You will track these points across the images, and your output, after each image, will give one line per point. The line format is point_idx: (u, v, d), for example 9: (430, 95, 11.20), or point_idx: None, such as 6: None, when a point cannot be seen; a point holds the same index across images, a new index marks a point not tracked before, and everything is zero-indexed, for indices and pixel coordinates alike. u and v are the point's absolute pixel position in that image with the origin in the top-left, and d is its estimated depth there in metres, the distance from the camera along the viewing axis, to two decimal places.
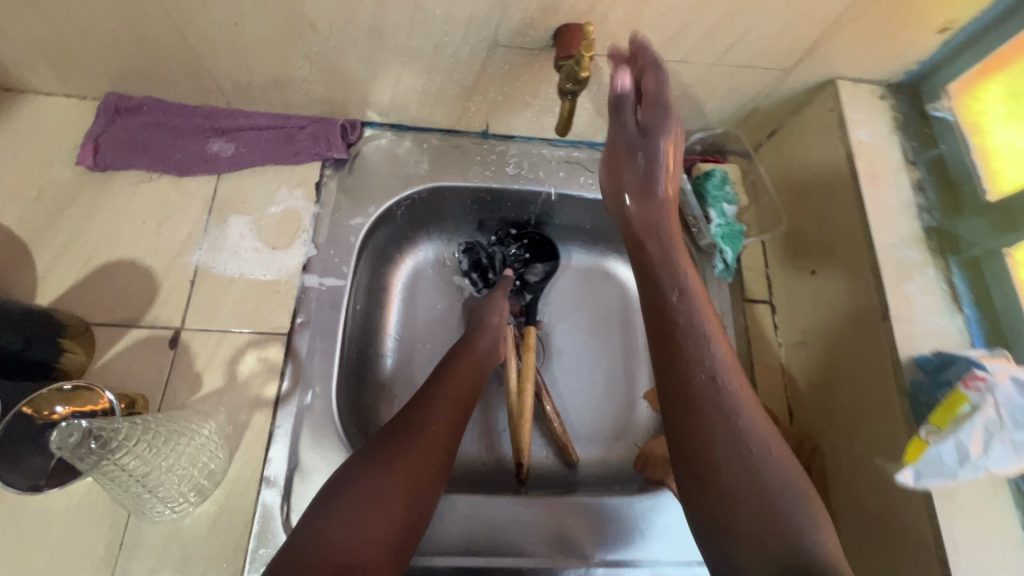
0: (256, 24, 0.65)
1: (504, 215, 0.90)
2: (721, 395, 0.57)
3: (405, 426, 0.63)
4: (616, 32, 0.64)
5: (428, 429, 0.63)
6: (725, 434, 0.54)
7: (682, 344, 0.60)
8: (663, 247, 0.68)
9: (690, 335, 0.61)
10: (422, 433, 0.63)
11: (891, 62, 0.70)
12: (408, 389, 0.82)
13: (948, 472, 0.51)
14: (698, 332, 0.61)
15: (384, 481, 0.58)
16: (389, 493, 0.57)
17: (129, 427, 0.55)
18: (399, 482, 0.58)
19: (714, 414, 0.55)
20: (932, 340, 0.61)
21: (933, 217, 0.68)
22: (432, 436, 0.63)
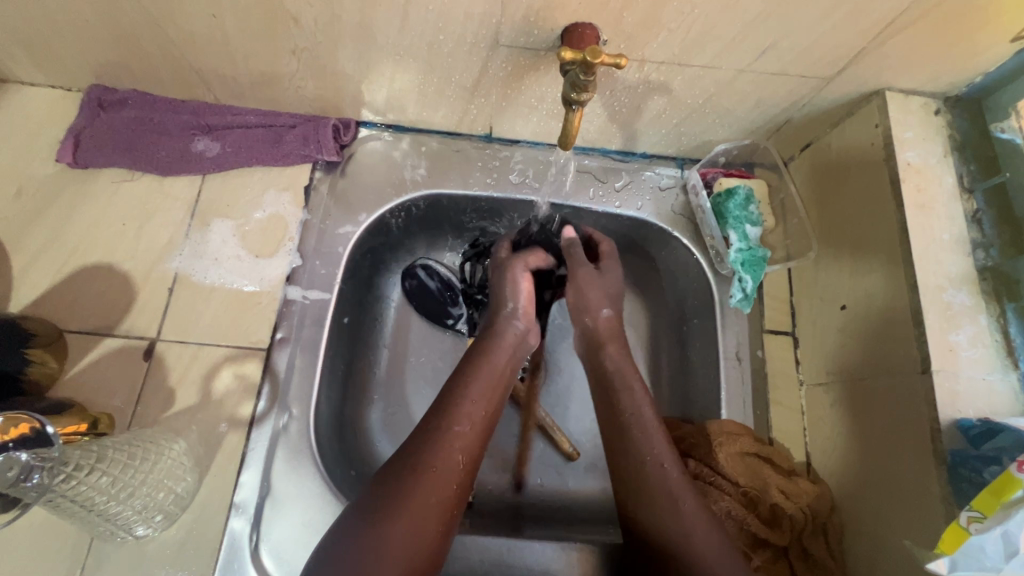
0: (235, 17, 0.59)
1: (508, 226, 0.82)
2: (672, 495, 0.55)
3: (413, 461, 0.51)
4: (632, 33, 0.57)
5: (440, 466, 0.51)
6: (686, 561, 0.51)
7: (633, 440, 0.59)
8: (623, 376, 0.63)
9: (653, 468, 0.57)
10: (437, 470, 0.51)
11: (951, 73, 0.61)
12: (406, 417, 0.77)
13: (993, 568, 0.43)
14: (654, 445, 0.58)
15: (389, 543, 0.47)
16: (395, 561, 0.46)
17: (82, 456, 0.52)
18: (406, 542, 0.47)
19: (670, 505, 0.54)
20: (977, 402, 0.53)
21: (988, 256, 0.59)
22: (445, 471, 0.51)
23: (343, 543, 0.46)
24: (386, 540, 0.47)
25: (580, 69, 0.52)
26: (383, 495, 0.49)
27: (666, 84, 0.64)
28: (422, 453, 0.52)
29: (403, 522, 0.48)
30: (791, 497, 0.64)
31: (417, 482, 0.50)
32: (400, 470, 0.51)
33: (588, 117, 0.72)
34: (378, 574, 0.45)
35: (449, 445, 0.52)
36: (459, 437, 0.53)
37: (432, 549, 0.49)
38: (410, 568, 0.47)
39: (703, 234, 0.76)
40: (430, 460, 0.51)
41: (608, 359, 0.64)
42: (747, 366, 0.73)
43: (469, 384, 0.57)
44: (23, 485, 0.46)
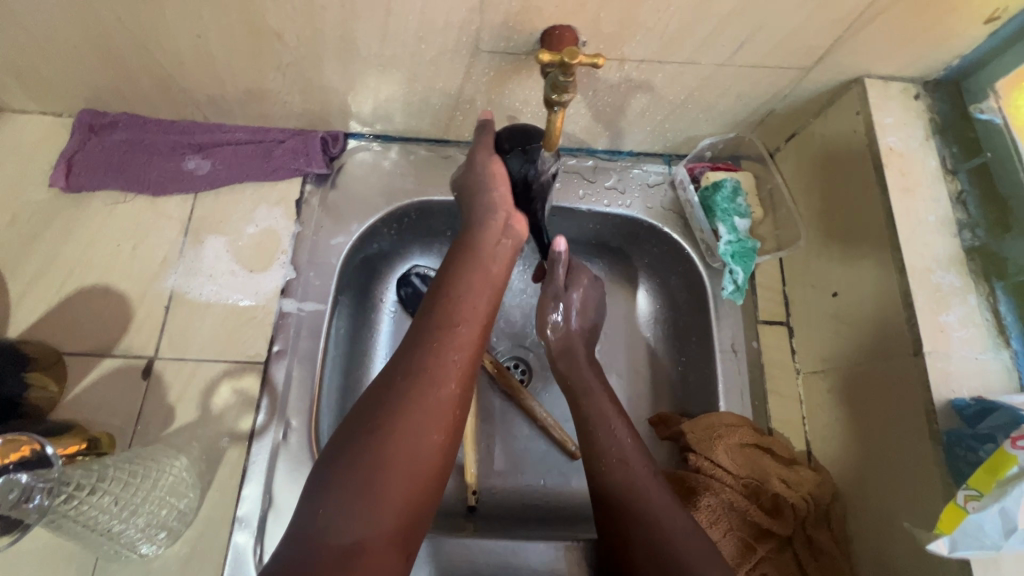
0: (220, 37, 0.60)
1: None
2: (645, 506, 0.58)
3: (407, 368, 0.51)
4: (611, 32, 0.57)
5: (442, 367, 0.51)
6: (647, 546, 0.56)
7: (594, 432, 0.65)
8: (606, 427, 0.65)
9: (624, 484, 0.60)
10: (436, 377, 0.51)
11: (929, 57, 0.62)
12: None
13: (991, 545, 0.44)
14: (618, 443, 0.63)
15: (386, 480, 0.46)
16: (395, 467, 0.46)
17: (83, 476, 0.52)
18: (409, 449, 0.47)
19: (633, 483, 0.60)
20: (971, 381, 0.54)
21: (975, 235, 0.60)
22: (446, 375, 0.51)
23: (340, 459, 0.46)
24: (385, 447, 0.46)
25: (559, 71, 0.53)
26: (382, 402, 0.49)
27: (648, 81, 0.65)
28: (421, 357, 0.51)
29: (401, 427, 0.48)
30: (792, 486, 0.63)
31: (417, 383, 0.50)
32: (401, 377, 0.50)
33: (573, 117, 0.72)
34: (379, 479, 0.45)
35: (448, 350, 0.53)
36: (460, 341, 0.54)
37: (435, 461, 0.49)
38: (414, 474, 0.47)
39: (693, 228, 0.76)
40: (424, 364, 0.51)
41: (570, 362, 0.71)
42: (743, 358, 0.73)
43: (465, 314, 0.56)
44: (25, 506, 0.46)
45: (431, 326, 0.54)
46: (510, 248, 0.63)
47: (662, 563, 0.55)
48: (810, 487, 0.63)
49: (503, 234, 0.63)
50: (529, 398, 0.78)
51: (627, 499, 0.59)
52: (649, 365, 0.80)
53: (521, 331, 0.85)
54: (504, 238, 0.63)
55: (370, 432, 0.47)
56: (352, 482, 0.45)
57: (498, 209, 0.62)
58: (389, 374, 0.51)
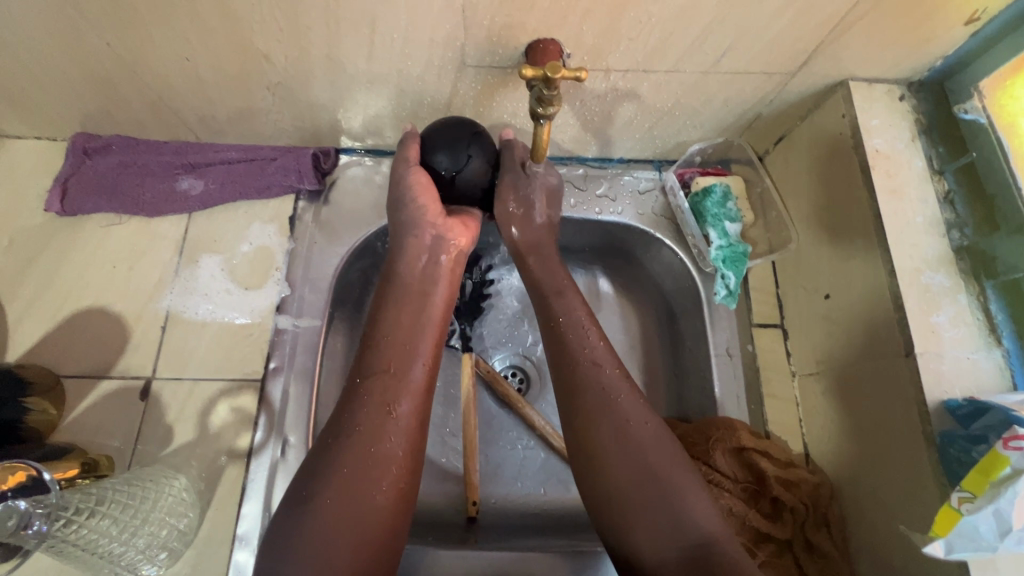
0: (209, 60, 0.60)
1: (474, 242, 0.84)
2: (620, 420, 0.57)
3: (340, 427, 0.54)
4: (594, 44, 0.58)
5: (376, 423, 0.54)
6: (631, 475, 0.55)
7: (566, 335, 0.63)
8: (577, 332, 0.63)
9: (591, 389, 0.59)
10: (372, 435, 0.54)
11: (911, 59, 0.62)
12: None
13: (987, 547, 0.44)
14: (589, 355, 0.61)
15: (332, 530, 0.49)
16: (336, 525, 0.50)
17: (82, 500, 0.53)
18: (349, 507, 0.50)
19: (601, 394, 0.59)
20: (964, 381, 0.54)
21: (963, 235, 0.60)
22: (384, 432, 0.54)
23: (289, 521, 0.50)
24: (323, 511, 0.50)
25: (543, 85, 0.53)
26: (320, 466, 0.52)
27: (633, 90, 0.65)
28: (357, 417, 0.54)
29: (338, 488, 0.51)
30: (790, 489, 0.63)
31: (352, 444, 0.53)
32: (335, 441, 0.53)
33: (561, 127, 0.73)
34: (327, 537, 0.49)
35: (386, 407, 0.55)
36: (400, 392, 0.56)
37: (384, 512, 0.52)
38: (360, 529, 0.50)
39: (685, 233, 0.77)
40: (354, 422, 0.54)
41: (538, 265, 0.68)
42: (738, 362, 0.73)
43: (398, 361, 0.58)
44: (24, 533, 0.47)
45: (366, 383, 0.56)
46: (446, 270, 0.64)
47: (648, 496, 0.54)
48: (809, 491, 0.63)
49: (425, 267, 0.63)
50: (529, 410, 0.78)
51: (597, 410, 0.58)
52: (646, 371, 0.80)
53: (518, 339, 0.85)
54: (427, 258, 0.63)
55: (309, 496, 0.51)
56: (301, 543, 0.48)
57: (423, 227, 0.62)
58: (332, 432, 0.54)
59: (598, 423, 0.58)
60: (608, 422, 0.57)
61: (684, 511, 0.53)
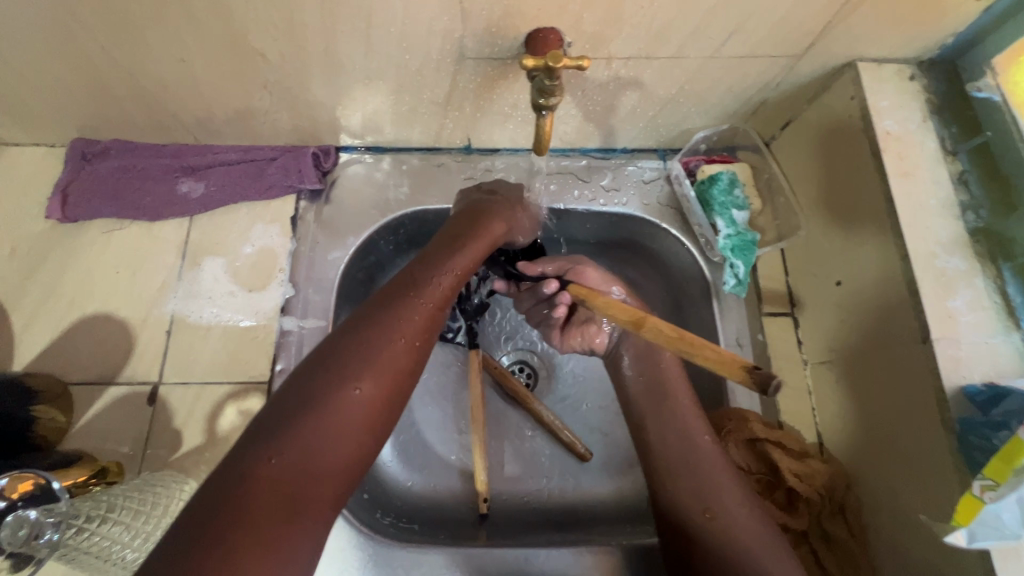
0: (204, 60, 0.60)
1: None
2: (696, 455, 0.59)
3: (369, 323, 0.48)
4: (596, 32, 0.57)
5: (410, 328, 0.49)
6: (694, 504, 0.56)
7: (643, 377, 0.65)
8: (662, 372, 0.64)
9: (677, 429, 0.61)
10: (394, 333, 0.48)
11: (921, 37, 0.61)
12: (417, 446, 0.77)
13: (1010, 534, 0.44)
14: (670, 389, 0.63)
15: (338, 407, 0.43)
16: (356, 413, 0.44)
17: (92, 508, 0.53)
18: (372, 407, 0.45)
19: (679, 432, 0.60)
20: (982, 366, 0.53)
21: (978, 217, 0.59)
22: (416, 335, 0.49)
23: (298, 403, 0.43)
24: (356, 398, 0.44)
25: (544, 75, 0.52)
26: (358, 354, 0.46)
27: (636, 78, 0.64)
28: (391, 316, 0.49)
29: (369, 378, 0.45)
30: (805, 479, 0.63)
31: (379, 339, 0.48)
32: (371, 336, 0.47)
33: (563, 118, 0.71)
34: (339, 425, 0.43)
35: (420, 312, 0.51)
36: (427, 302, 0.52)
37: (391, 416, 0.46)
38: (369, 427, 0.44)
39: (692, 223, 0.75)
40: (386, 321, 0.49)
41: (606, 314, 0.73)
42: (749, 352, 0.72)
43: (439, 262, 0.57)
44: (35, 542, 0.47)
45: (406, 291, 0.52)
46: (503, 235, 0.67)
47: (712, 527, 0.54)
48: (823, 480, 0.62)
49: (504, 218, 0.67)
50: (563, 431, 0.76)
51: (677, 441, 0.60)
52: None
53: (524, 335, 0.85)
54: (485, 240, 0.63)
55: (339, 377, 0.44)
56: (309, 424, 0.42)
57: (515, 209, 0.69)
58: (352, 329, 0.48)
59: (672, 457, 0.59)
60: (681, 452, 0.59)
61: (727, 512, 0.55)
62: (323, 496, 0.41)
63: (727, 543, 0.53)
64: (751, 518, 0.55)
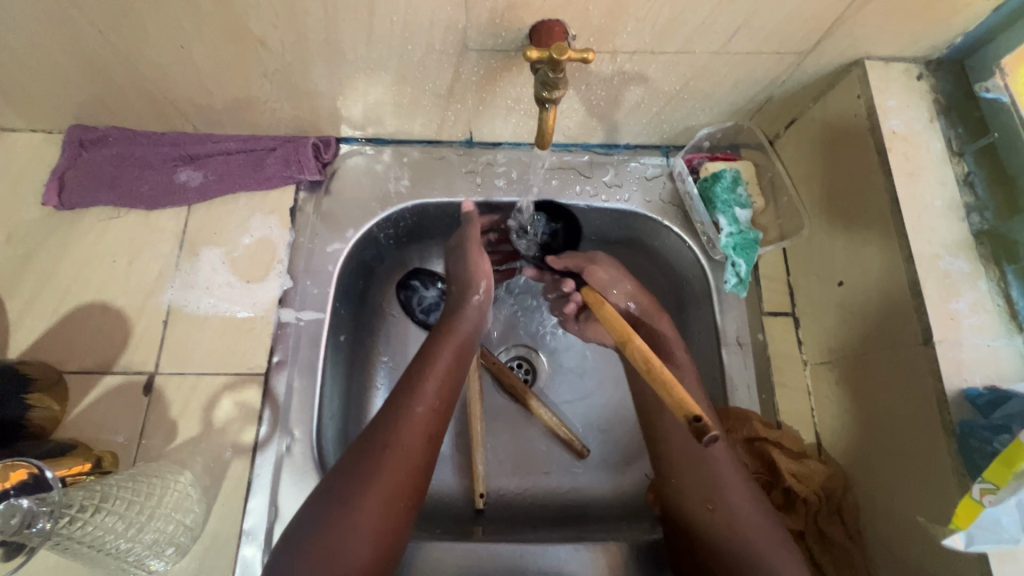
0: (203, 47, 0.59)
1: None
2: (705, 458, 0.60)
3: (379, 442, 0.55)
4: (601, 25, 0.56)
5: (404, 441, 0.55)
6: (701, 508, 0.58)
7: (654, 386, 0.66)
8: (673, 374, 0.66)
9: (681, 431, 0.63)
10: (396, 449, 0.55)
11: (930, 35, 0.60)
12: None
13: (1010, 538, 0.44)
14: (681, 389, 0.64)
15: (353, 525, 0.50)
16: (355, 535, 0.50)
17: (85, 497, 0.53)
18: (371, 525, 0.51)
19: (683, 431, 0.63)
20: (983, 368, 0.52)
21: (983, 219, 0.58)
22: (408, 448, 0.55)
23: (321, 524, 0.50)
24: (353, 521, 0.51)
25: (548, 68, 0.51)
26: (358, 476, 0.52)
27: (641, 73, 0.63)
28: (385, 434, 0.55)
29: (363, 501, 0.51)
30: (802, 479, 0.63)
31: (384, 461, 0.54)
32: (367, 458, 0.54)
33: (566, 112, 0.70)
34: (343, 545, 0.50)
35: (410, 425, 0.56)
36: (415, 421, 0.57)
37: (393, 525, 0.53)
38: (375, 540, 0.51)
39: (693, 220, 0.75)
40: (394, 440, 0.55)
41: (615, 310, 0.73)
42: (749, 351, 0.71)
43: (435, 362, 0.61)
44: (28, 531, 0.46)
45: (394, 406, 0.57)
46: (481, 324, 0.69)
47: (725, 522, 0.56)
48: (820, 481, 0.63)
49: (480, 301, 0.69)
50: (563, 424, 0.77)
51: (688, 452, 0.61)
52: None
53: (523, 331, 0.84)
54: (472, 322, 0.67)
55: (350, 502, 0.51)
56: (318, 546, 0.49)
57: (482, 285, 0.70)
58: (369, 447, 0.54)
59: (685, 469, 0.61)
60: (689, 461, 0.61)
61: (729, 501, 0.57)
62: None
63: (738, 536, 0.56)
64: (752, 510, 0.57)
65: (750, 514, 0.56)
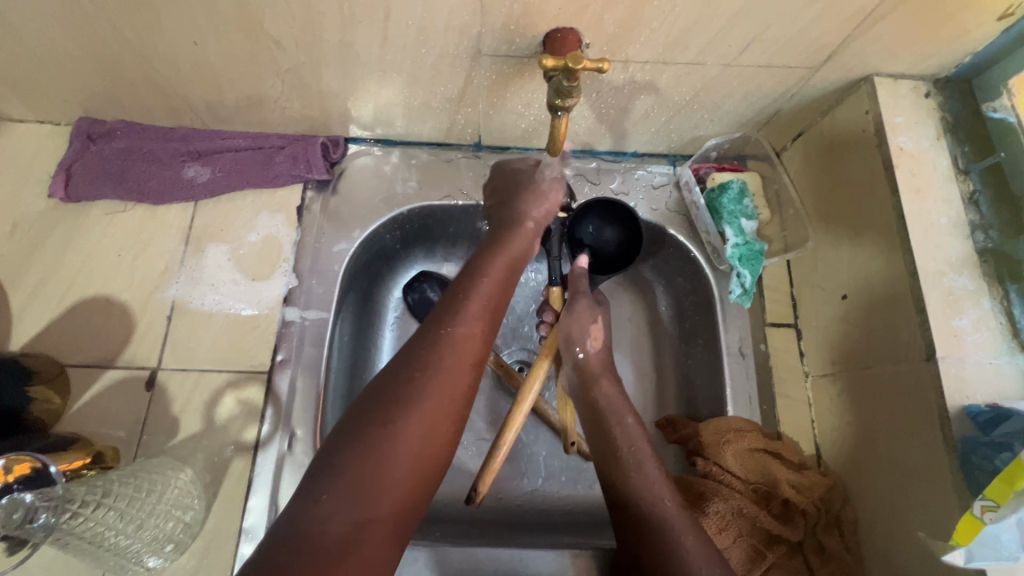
0: (218, 45, 0.59)
1: (481, 234, 0.82)
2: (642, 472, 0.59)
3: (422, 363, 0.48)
4: (615, 35, 0.56)
5: (449, 364, 0.49)
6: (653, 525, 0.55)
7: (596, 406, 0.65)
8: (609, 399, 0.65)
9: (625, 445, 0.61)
10: (444, 368, 0.48)
11: (939, 54, 0.60)
12: None
13: (1008, 556, 0.44)
14: (617, 413, 0.64)
15: (394, 438, 0.44)
16: (401, 456, 0.44)
17: (87, 492, 0.52)
18: (415, 448, 0.45)
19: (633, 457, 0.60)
20: (985, 387, 0.53)
21: (988, 237, 0.59)
22: (459, 365, 0.49)
23: (356, 444, 0.44)
24: (399, 440, 0.44)
25: (562, 76, 0.51)
26: (402, 391, 0.46)
27: (652, 82, 0.64)
28: (440, 349, 0.49)
29: (410, 421, 0.45)
30: (802, 491, 0.63)
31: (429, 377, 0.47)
32: (417, 370, 0.47)
33: (575, 118, 0.71)
34: (387, 470, 0.43)
35: (460, 349, 0.50)
36: (462, 339, 0.50)
37: (440, 445, 0.46)
38: (413, 471, 0.44)
39: (699, 230, 0.75)
40: (438, 358, 0.49)
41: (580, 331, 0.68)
42: (751, 361, 0.72)
43: (481, 287, 0.55)
44: (29, 526, 0.46)
45: (445, 320, 0.52)
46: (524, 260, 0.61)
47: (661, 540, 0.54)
48: (820, 493, 0.63)
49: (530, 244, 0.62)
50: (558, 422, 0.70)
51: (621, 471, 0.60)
52: (656, 367, 0.79)
53: (525, 333, 0.84)
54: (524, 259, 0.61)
55: (388, 420, 0.45)
56: (363, 468, 0.42)
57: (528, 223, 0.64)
58: (407, 365, 0.48)
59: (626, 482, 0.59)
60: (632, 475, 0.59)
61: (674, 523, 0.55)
62: (373, 544, 0.41)
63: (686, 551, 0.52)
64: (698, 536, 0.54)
65: (695, 546, 0.52)
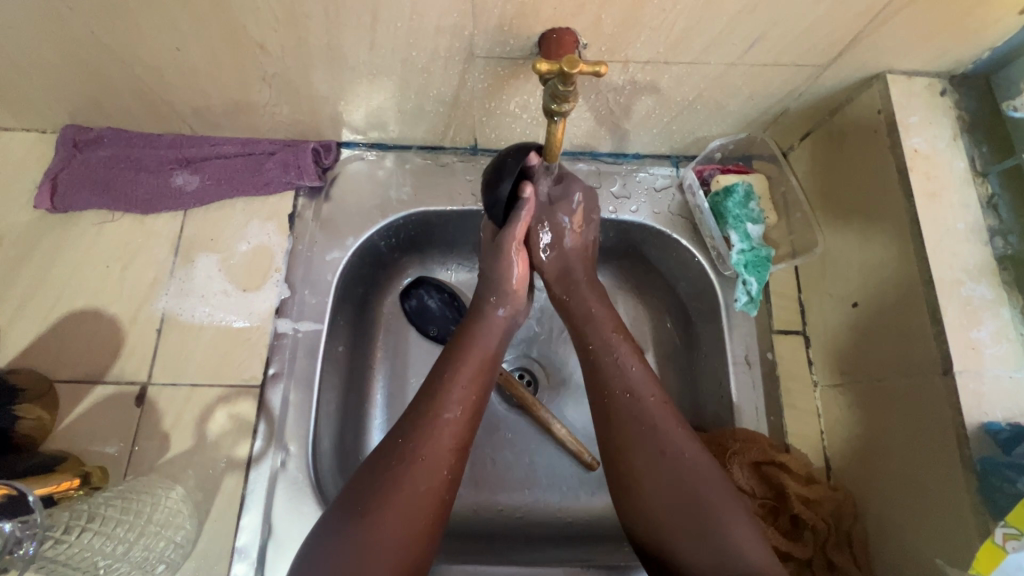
0: (202, 50, 0.57)
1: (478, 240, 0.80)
2: (659, 442, 0.55)
3: (399, 451, 0.53)
4: (614, 34, 0.54)
5: (426, 451, 0.53)
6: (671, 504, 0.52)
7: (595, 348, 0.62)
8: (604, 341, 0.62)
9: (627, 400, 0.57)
10: (420, 451, 0.53)
11: (956, 50, 0.57)
12: None
13: None
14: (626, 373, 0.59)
15: (376, 522, 0.49)
16: (387, 533, 0.49)
17: (72, 517, 0.52)
18: (399, 524, 0.50)
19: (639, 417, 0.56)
20: (1006, 402, 0.50)
21: (1007, 243, 0.56)
22: (435, 453, 0.53)
23: (343, 525, 0.49)
24: (382, 523, 0.49)
25: (558, 80, 0.48)
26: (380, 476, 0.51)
27: (653, 83, 0.61)
28: (416, 431, 0.54)
29: (393, 504, 0.50)
30: (812, 506, 0.61)
31: (405, 462, 0.52)
32: (393, 463, 0.52)
33: (574, 121, 0.68)
34: (371, 546, 0.48)
35: (441, 428, 0.55)
36: (446, 421, 0.55)
37: (421, 527, 0.50)
38: (402, 543, 0.49)
39: (703, 234, 0.73)
40: (418, 449, 0.53)
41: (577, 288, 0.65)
42: (758, 370, 0.69)
43: (462, 357, 0.60)
44: (10, 556, 0.44)
45: (417, 406, 0.56)
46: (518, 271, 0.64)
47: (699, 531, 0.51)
48: (829, 508, 0.61)
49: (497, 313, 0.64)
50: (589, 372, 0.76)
51: (633, 425, 0.56)
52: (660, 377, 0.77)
53: (525, 340, 0.82)
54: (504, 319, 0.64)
55: (370, 504, 0.50)
56: (348, 549, 0.48)
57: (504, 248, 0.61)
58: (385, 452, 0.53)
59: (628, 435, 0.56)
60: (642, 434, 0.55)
61: (707, 507, 0.52)
62: None
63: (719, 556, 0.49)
64: (735, 518, 0.51)
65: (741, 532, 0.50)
